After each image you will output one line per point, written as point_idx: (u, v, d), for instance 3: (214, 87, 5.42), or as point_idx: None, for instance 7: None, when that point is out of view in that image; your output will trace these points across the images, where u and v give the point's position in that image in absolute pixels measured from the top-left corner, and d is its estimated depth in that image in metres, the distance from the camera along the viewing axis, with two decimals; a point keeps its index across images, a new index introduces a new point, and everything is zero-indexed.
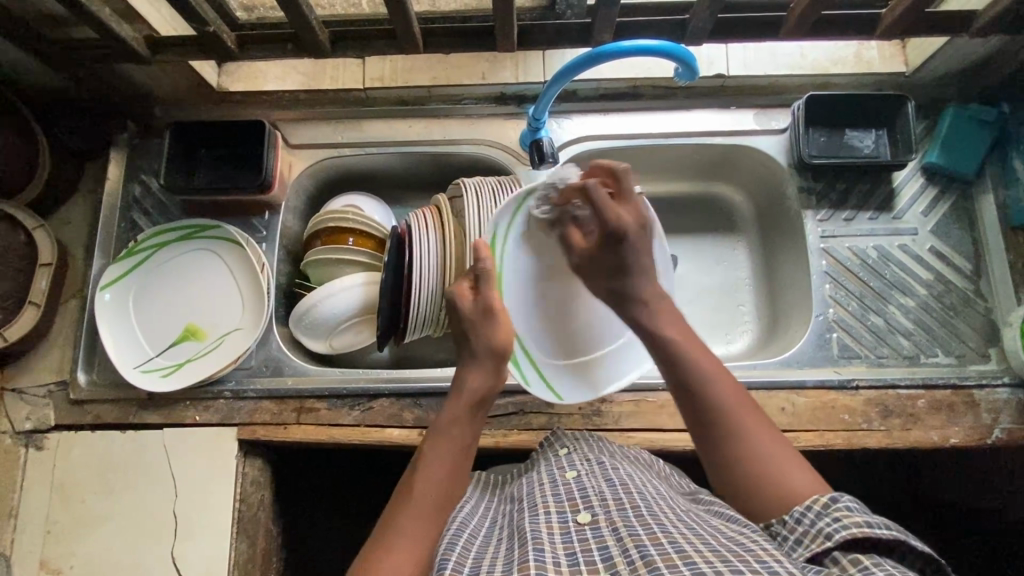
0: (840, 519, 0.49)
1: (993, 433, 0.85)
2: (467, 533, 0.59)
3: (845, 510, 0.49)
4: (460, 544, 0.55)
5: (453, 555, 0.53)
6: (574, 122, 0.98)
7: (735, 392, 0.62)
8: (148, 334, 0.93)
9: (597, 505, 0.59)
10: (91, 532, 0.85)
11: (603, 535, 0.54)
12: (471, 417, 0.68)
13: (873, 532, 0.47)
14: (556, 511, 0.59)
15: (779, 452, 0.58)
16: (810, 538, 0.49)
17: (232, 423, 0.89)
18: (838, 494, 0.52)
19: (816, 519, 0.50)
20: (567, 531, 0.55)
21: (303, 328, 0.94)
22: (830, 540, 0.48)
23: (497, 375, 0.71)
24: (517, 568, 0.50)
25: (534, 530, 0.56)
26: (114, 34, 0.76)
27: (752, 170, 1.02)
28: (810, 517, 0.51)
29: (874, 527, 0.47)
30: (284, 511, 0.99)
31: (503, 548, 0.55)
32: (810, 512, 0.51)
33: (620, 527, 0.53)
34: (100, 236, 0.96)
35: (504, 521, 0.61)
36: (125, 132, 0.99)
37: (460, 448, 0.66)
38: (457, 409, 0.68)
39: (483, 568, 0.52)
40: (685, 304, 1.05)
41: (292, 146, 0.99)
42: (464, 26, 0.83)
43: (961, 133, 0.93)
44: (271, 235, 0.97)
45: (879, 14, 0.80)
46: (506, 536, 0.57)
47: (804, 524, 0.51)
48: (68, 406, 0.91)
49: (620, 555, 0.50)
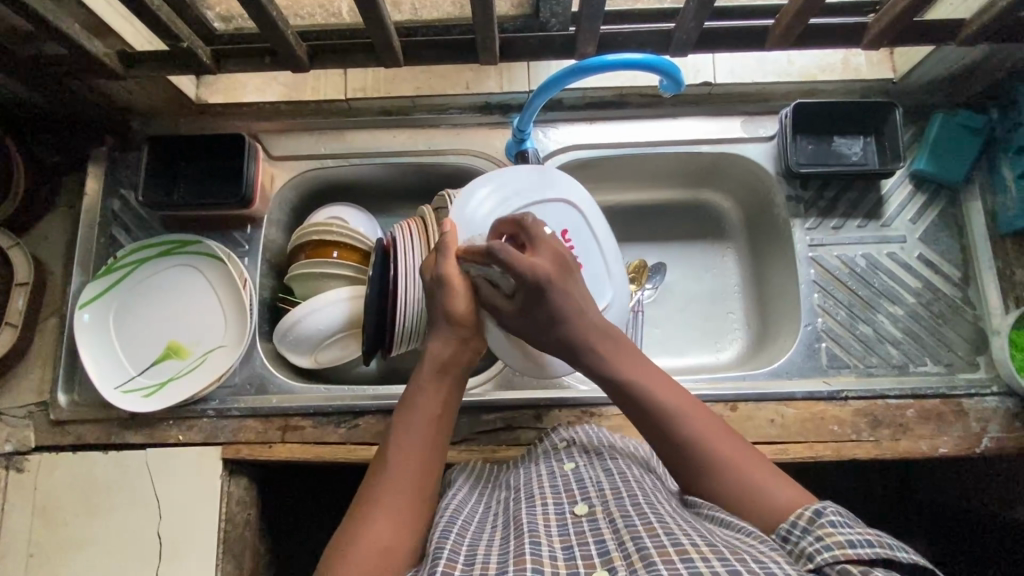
0: (823, 538, 0.46)
1: (982, 442, 0.85)
2: (461, 520, 0.59)
3: (827, 527, 0.47)
4: (455, 534, 0.55)
5: (449, 544, 0.53)
6: (560, 131, 0.97)
7: (705, 422, 0.60)
8: (129, 354, 0.92)
9: (593, 495, 0.58)
10: (75, 555, 0.84)
11: (600, 527, 0.53)
12: (435, 384, 0.66)
13: (858, 555, 0.44)
14: (553, 503, 0.58)
15: (755, 467, 0.56)
16: (796, 556, 0.48)
17: (216, 442, 0.88)
18: (822, 505, 0.49)
19: (803, 537, 0.48)
20: (564, 524, 0.55)
21: (288, 343, 0.92)
22: (812, 561, 0.46)
23: (464, 347, 0.70)
24: (511, 562, 0.49)
25: (531, 522, 0.55)
26: (85, 51, 0.75)
27: (740, 178, 1.01)
28: (796, 535, 0.49)
29: (857, 546, 0.45)
30: (270, 526, 0.98)
31: (499, 540, 0.54)
32: (797, 529, 0.49)
33: (618, 518, 0.53)
34: (79, 253, 0.94)
35: (499, 511, 0.61)
36: (103, 146, 0.97)
37: (434, 414, 0.64)
38: (422, 378, 0.66)
39: (479, 557, 0.51)
40: (674, 312, 1.04)
41: (274, 158, 0.97)
42: (444, 38, 0.82)
43: (949, 140, 0.93)
44: (253, 250, 0.95)
45: (866, 24, 0.80)
46: (503, 526, 0.57)
47: (793, 542, 0.49)
48: (48, 427, 0.89)
49: (617, 548, 0.49)
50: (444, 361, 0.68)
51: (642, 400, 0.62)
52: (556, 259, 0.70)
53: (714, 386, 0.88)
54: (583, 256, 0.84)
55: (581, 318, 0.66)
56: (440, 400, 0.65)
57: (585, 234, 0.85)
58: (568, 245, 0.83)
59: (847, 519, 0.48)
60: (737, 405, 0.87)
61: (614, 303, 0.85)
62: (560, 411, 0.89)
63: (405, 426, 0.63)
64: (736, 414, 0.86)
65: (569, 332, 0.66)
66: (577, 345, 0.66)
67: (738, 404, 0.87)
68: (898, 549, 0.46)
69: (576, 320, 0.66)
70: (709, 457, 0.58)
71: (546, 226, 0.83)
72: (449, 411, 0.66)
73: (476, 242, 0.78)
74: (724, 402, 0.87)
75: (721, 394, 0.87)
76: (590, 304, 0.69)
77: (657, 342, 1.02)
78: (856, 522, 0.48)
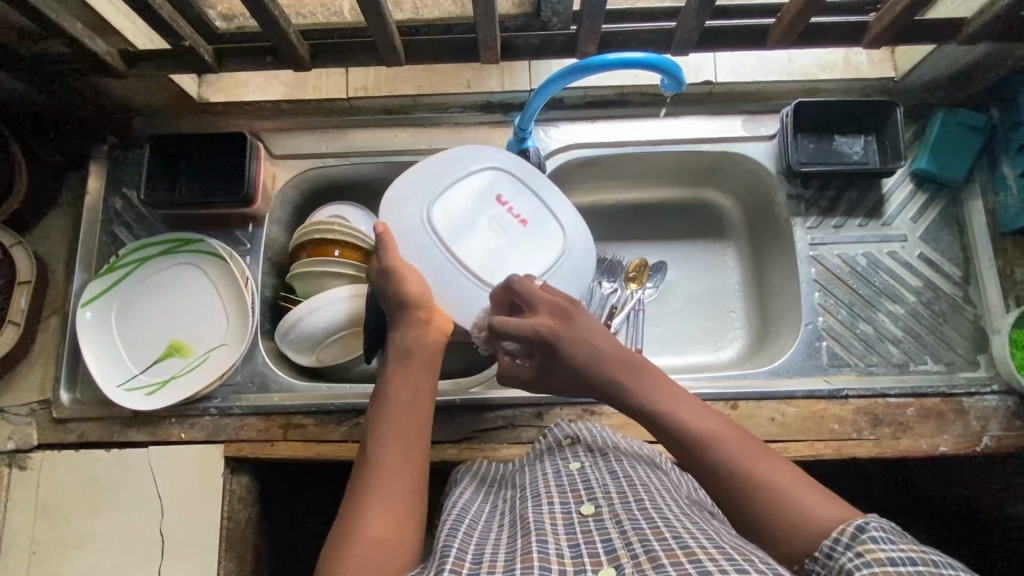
0: (862, 554, 0.45)
1: (981, 441, 0.85)
2: (468, 520, 0.59)
3: (869, 543, 0.45)
4: (463, 533, 0.56)
5: (456, 543, 0.53)
6: (561, 130, 0.97)
7: (739, 445, 0.58)
8: (131, 352, 0.92)
9: (600, 497, 0.58)
10: (77, 552, 0.84)
11: (607, 527, 0.53)
12: (403, 371, 0.68)
13: (897, 571, 0.42)
14: (559, 502, 0.58)
15: (795, 485, 0.54)
16: (836, 574, 0.46)
17: (218, 440, 0.88)
18: (866, 520, 0.47)
19: (843, 553, 0.47)
20: (570, 523, 0.55)
21: (290, 342, 0.92)
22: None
23: (425, 330, 0.71)
24: (519, 560, 0.49)
25: (537, 520, 0.55)
26: (87, 50, 0.75)
27: (740, 177, 1.01)
28: (839, 551, 0.47)
29: (899, 563, 0.43)
30: (271, 523, 0.99)
31: (506, 538, 0.55)
32: (839, 546, 0.47)
33: (625, 520, 0.53)
34: (81, 251, 0.94)
35: (506, 510, 0.62)
36: (105, 145, 0.97)
37: (404, 399, 0.65)
38: (387, 368, 0.68)
39: (487, 555, 0.52)
40: (675, 311, 1.04)
41: (276, 156, 0.98)
42: (446, 37, 0.82)
43: (950, 139, 0.93)
44: (255, 248, 0.95)
45: (867, 22, 0.80)
46: (510, 524, 0.58)
47: (834, 560, 0.47)
48: (51, 424, 0.90)
49: (623, 547, 0.49)
50: (406, 347, 0.70)
51: (673, 433, 0.61)
52: (555, 302, 0.71)
53: (714, 385, 0.88)
54: (525, 211, 0.86)
55: (596, 355, 0.66)
56: (410, 386, 0.66)
57: (521, 192, 0.87)
58: (506, 207, 0.85)
59: (892, 534, 0.46)
60: (738, 404, 0.87)
61: (571, 247, 0.86)
62: (561, 410, 0.89)
63: (377, 416, 0.64)
64: (737, 412, 0.87)
65: (585, 371, 0.67)
66: (601, 389, 0.67)
67: (738, 402, 0.87)
68: (950, 567, 0.43)
69: (590, 363, 0.66)
70: (747, 478, 0.55)
71: (480, 196, 0.85)
72: (422, 394, 0.66)
73: (415, 241, 0.81)
74: (725, 401, 0.87)
75: (721, 392, 0.87)
76: (608, 337, 0.68)
77: (658, 340, 1.02)
78: (905, 538, 0.46)
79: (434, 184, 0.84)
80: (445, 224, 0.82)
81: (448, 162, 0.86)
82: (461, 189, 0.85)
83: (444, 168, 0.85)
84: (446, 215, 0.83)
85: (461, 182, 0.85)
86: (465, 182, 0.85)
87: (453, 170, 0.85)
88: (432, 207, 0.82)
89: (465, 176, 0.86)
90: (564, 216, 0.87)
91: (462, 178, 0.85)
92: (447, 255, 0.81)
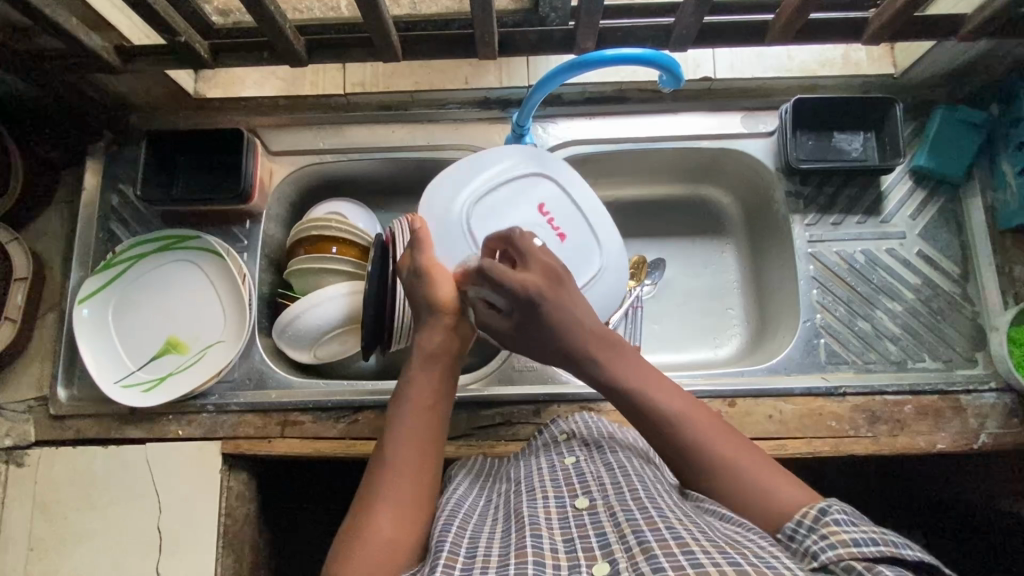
0: (827, 536, 0.47)
1: (979, 438, 0.85)
2: (462, 513, 0.59)
3: (833, 525, 0.47)
4: (456, 527, 0.56)
5: (450, 538, 0.53)
6: (560, 127, 0.97)
7: (709, 425, 0.60)
8: (129, 349, 0.92)
9: (594, 489, 0.58)
10: (74, 549, 0.84)
11: (600, 521, 0.53)
12: (426, 373, 0.67)
13: (862, 552, 0.44)
14: (554, 496, 0.58)
15: (760, 469, 0.56)
16: (801, 556, 0.48)
17: (215, 437, 0.88)
18: (827, 505, 0.50)
19: (808, 536, 0.48)
20: (565, 517, 0.55)
21: (287, 339, 0.92)
22: (816, 560, 0.46)
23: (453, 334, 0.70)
24: (513, 555, 0.49)
25: (532, 515, 0.55)
26: (82, 45, 0.75)
27: (739, 173, 1.01)
28: (802, 533, 0.49)
29: (862, 544, 0.45)
30: (269, 520, 0.99)
31: (500, 533, 0.55)
32: (803, 528, 0.50)
33: (619, 512, 0.53)
34: (78, 247, 0.94)
35: (501, 504, 0.62)
36: (101, 141, 0.97)
37: (426, 402, 0.65)
38: (411, 368, 0.67)
39: (481, 550, 0.51)
40: (673, 308, 1.04)
41: (273, 153, 0.97)
42: (443, 32, 0.82)
43: (951, 135, 0.92)
44: (252, 245, 0.95)
45: (867, 18, 0.79)
46: (504, 519, 0.58)
47: (798, 542, 0.49)
48: (48, 421, 0.90)
49: (617, 542, 0.49)
50: (432, 351, 0.68)
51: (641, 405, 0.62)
52: (547, 268, 0.69)
53: (712, 382, 0.88)
54: (565, 227, 0.86)
55: (574, 324, 0.66)
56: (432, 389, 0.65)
57: (565, 204, 0.87)
58: (548, 218, 0.86)
59: (851, 517, 0.48)
60: (736, 401, 0.87)
61: (606, 270, 0.86)
62: (559, 407, 0.89)
63: (397, 417, 0.63)
64: (735, 409, 0.86)
65: (565, 338, 0.66)
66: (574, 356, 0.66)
67: (736, 400, 0.87)
68: (904, 546, 0.46)
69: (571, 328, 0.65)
70: (712, 458, 0.58)
71: (523, 201, 0.86)
72: (443, 398, 0.66)
73: (450, 233, 0.83)
74: (723, 398, 0.87)
75: (719, 389, 0.87)
76: (592, 313, 0.68)
77: (656, 338, 1.02)
78: (862, 519, 0.48)
79: (478, 183, 0.85)
80: (480, 223, 0.85)
81: (497, 160, 0.86)
82: (503, 192, 0.86)
83: (491, 166, 0.86)
84: (484, 216, 0.85)
85: (506, 185, 0.86)
86: (509, 185, 0.86)
87: (500, 171, 0.86)
88: (471, 206, 0.85)
89: (510, 180, 0.86)
90: (603, 235, 0.87)
91: (508, 181, 0.86)
92: (479, 255, 0.84)
